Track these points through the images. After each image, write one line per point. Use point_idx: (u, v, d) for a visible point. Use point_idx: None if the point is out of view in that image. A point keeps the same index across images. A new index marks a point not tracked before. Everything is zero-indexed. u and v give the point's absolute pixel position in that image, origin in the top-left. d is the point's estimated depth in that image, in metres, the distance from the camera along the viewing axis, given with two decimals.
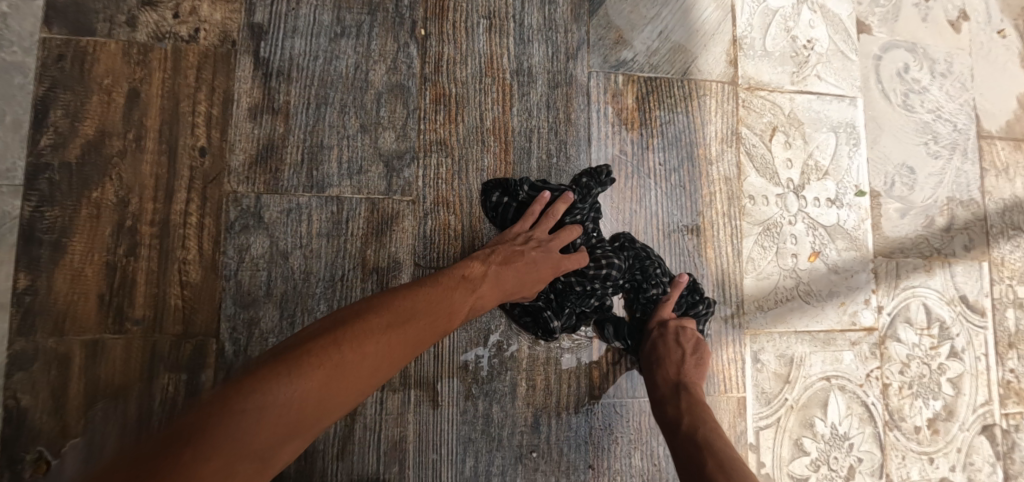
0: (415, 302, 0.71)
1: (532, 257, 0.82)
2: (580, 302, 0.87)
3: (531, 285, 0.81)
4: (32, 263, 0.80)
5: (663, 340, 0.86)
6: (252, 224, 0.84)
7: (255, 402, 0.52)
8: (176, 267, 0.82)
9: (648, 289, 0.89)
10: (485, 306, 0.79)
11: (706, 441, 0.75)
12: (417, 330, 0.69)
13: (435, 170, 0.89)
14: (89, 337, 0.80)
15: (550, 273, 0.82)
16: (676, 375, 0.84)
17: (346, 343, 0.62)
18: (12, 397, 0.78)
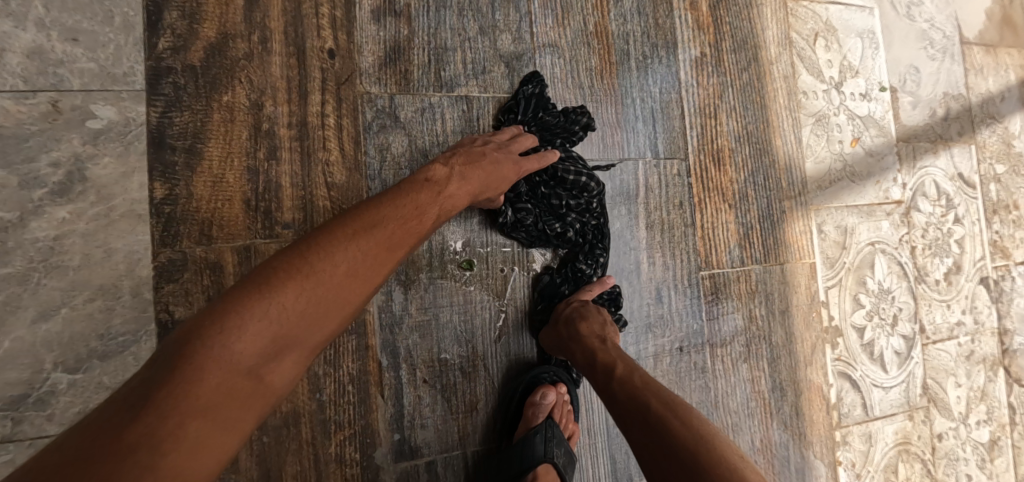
0: (382, 206, 0.63)
1: (494, 156, 0.78)
2: (541, 213, 0.87)
3: (495, 183, 0.78)
4: (167, 171, 0.76)
5: (586, 309, 0.86)
6: (389, 123, 0.85)
7: (228, 326, 0.45)
8: (320, 169, 0.82)
9: (596, 252, 0.90)
10: (457, 207, 0.74)
11: (648, 386, 0.71)
12: (392, 232, 0.62)
13: (551, 70, 0.95)
14: (240, 243, 0.78)
15: (514, 177, 0.80)
16: (601, 330, 0.82)
17: (314, 252, 0.54)
18: (165, 311, 0.75)
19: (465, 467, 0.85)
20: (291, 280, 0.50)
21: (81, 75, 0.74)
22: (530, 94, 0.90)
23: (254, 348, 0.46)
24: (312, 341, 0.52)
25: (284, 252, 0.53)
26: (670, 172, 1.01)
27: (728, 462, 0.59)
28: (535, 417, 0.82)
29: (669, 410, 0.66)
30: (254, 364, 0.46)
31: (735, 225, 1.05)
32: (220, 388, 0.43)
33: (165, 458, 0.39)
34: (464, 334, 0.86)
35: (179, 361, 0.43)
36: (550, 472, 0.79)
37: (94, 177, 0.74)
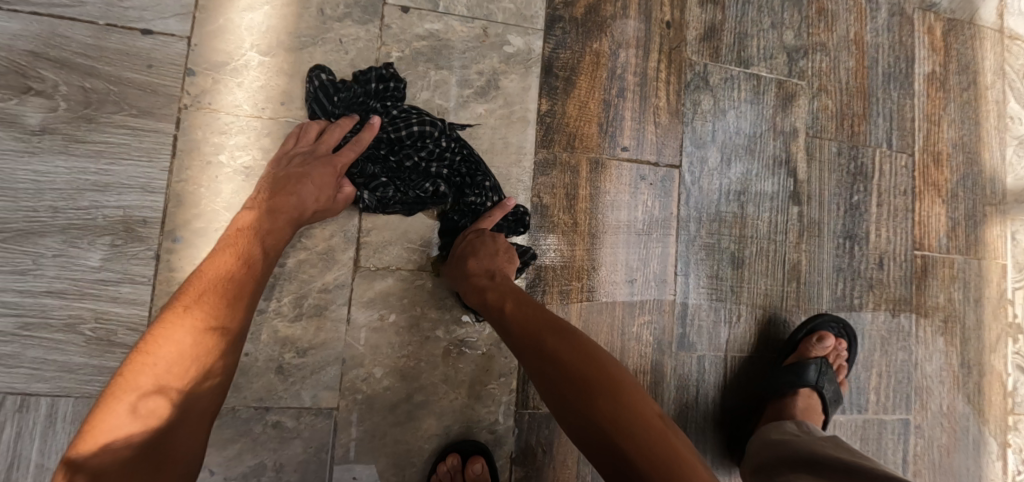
0: (201, 275, 0.73)
1: (299, 173, 0.81)
2: (408, 173, 0.90)
3: (317, 198, 0.81)
4: (551, 91, 0.99)
5: (477, 241, 0.87)
6: (702, 86, 1.08)
7: (110, 429, 0.60)
8: (652, 110, 1.04)
9: (479, 179, 0.91)
10: (284, 237, 0.80)
11: (545, 323, 0.74)
12: (224, 291, 0.72)
13: (819, 64, 1.16)
14: (592, 155, 1.00)
15: (337, 172, 0.83)
16: (488, 263, 0.84)
17: (145, 347, 0.66)
18: (537, 197, 0.97)
19: (723, 365, 1.05)
20: (141, 379, 0.63)
21: (504, 11, 0.99)
22: (321, 87, 0.88)
23: (141, 430, 0.60)
24: (196, 404, 0.65)
25: (127, 356, 0.66)
26: (898, 163, 1.20)
27: (636, 410, 0.65)
28: (814, 351, 1.02)
29: (571, 349, 0.71)
30: (147, 440, 0.60)
31: (946, 218, 1.23)
32: (120, 470, 0.57)
33: None
34: (736, 259, 1.07)
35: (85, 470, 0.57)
36: (811, 395, 1.01)
37: (503, 87, 0.97)
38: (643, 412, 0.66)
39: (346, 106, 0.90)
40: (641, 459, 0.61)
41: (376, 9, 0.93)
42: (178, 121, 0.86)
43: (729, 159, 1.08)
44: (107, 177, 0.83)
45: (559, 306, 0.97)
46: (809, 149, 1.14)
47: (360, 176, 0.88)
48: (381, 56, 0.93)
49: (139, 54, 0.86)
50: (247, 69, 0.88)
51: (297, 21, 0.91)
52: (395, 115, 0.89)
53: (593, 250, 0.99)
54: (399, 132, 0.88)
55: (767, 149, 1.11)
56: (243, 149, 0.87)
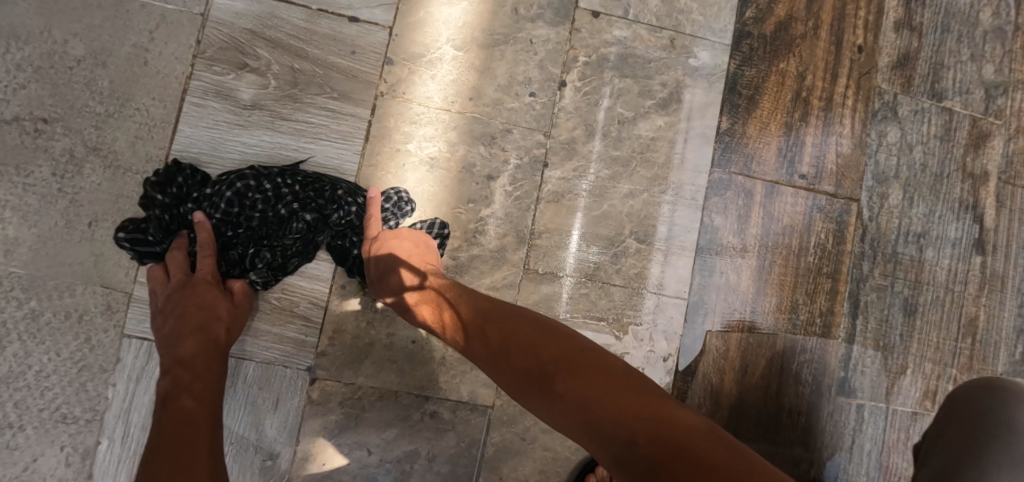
0: (167, 383, 0.69)
1: (184, 304, 0.75)
2: (272, 229, 0.82)
3: (216, 315, 0.76)
4: (733, 109, 0.96)
5: (381, 246, 0.80)
6: (890, 116, 1.01)
7: None
8: (834, 137, 0.98)
9: (327, 191, 0.83)
10: (221, 341, 0.75)
11: (496, 324, 0.69)
12: (191, 379, 0.69)
13: (1020, 103, 1.06)
14: (768, 180, 0.96)
15: (211, 280, 0.79)
16: (402, 261, 0.78)
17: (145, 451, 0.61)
18: (707, 217, 0.94)
19: (885, 419, 0.97)
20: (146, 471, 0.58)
21: (693, 23, 0.96)
22: (135, 242, 0.79)
23: None
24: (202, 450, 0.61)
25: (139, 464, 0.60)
26: None
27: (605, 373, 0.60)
28: None
29: (530, 343, 0.65)
30: None
31: None
32: None
33: None
34: (909, 306, 0.99)
35: None
36: None
37: (685, 101, 0.94)
38: (626, 383, 0.59)
39: (166, 232, 0.80)
40: (635, 432, 0.54)
41: (567, 13, 0.93)
42: (374, 107, 0.88)
43: (912, 198, 1.00)
44: (306, 156, 0.87)
45: (718, 333, 0.93)
46: (1000, 195, 1.04)
47: (230, 265, 0.82)
48: (568, 59, 0.92)
49: (344, 40, 0.89)
50: (441, 62, 0.90)
51: (492, 19, 0.91)
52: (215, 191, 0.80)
53: (760, 279, 0.94)
54: (222, 210, 0.79)
55: (954, 191, 1.02)
56: (430, 139, 0.89)
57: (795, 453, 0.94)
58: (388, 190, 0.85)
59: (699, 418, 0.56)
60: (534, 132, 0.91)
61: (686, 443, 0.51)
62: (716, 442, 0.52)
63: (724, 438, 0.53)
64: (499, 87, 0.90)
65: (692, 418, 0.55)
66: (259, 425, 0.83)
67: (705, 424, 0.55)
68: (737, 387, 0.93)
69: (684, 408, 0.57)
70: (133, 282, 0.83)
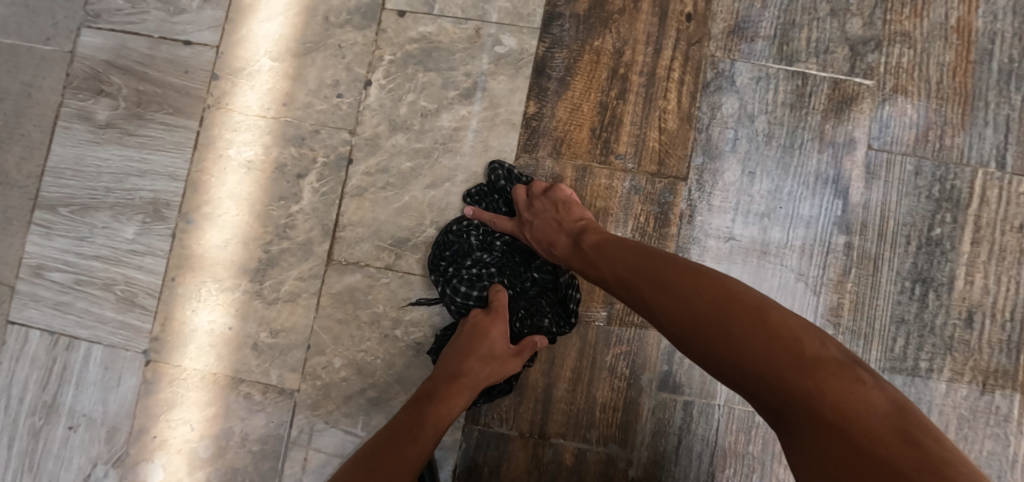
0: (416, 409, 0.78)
1: (467, 337, 0.83)
2: (506, 263, 0.90)
3: (494, 355, 0.81)
4: (541, 93, 0.94)
5: (542, 213, 0.84)
6: (726, 86, 0.93)
7: None
8: (657, 114, 0.93)
9: (445, 236, 0.90)
10: (480, 383, 0.81)
11: (642, 270, 0.67)
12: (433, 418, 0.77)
13: (898, 59, 0.93)
14: (580, 162, 0.93)
15: (500, 313, 0.84)
16: (557, 231, 0.82)
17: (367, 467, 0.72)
18: (512, 203, 0.93)
19: (718, 418, 0.89)
20: None
21: (499, 12, 0.96)
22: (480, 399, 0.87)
23: None
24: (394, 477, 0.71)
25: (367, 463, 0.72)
26: (1016, 189, 0.91)
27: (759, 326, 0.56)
28: None
29: (673, 292, 0.63)
30: None
31: None
32: None
33: None
34: None
35: None
36: None
37: (490, 89, 0.95)
38: (792, 349, 0.54)
39: None
40: (792, 404, 0.52)
41: (374, 14, 0.98)
42: (202, 119, 0.99)
43: (753, 175, 0.91)
44: (147, 165, 0.99)
45: None
46: (871, 164, 0.92)
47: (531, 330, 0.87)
48: (373, 59, 0.97)
49: (180, 62, 1.00)
50: (259, 73, 0.98)
51: (305, 29, 0.98)
52: (460, 297, 0.86)
53: None
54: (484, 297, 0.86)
55: (809, 163, 0.91)
56: (248, 144, 0.97)
57: (608, 450, 0.89)
58: (467, 199, 0.92)
59: (880, 397, 0.50)
60: (340, 130, 0.96)
61: (850, 425, 0.48)
62: (889, 429, 0.47)
63: (904, 426, 0.47)
64: (310, 91, 0.97)
65: (870, 398, 0.49)
66: (107, 400, 0.96)
67: (886, 401, 0.49)
68: (542, 378, 0.90)
69: (860, 377, 0.51)
70: (15, 278, 1.00)
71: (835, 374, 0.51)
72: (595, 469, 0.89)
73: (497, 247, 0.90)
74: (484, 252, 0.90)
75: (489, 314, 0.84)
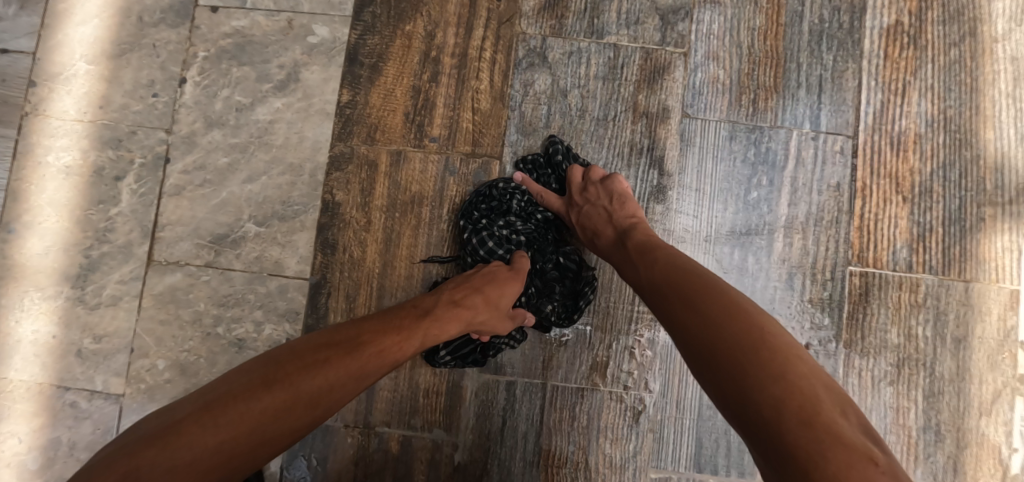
0: (383, 317, 0.70)
1: (475, 283, 0.79)
2: (538, 238, 0.88)
3: (490, 308, 0.78)
4: (353, 80, 0.93)
5: (592, 203, 0.83)
6: (538, 62, 0.93)
7: (234, 406, 0.55)
8: (470, 95, 0.92)
9: (492, 191, 0.87)
10: (455, 327, 0.76)
11: (709, 287, 0.63)
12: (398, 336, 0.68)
13: (708, 26, 0.93)
14: (394, 148, 0.92)
15: (513, 273, 0.81)
16: (610, 233, 0.81)
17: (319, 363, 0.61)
18: (329, 193, 0.92)
19: (542, 397, 0.88)
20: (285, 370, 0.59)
21: (310, 2, 0.95)
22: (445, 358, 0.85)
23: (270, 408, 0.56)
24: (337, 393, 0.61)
25: (310, 350, 0.62)
26: (830, 148, 0.91)
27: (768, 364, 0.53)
28: None
29: (724, 312, 0.59)
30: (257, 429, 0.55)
31: (908, 223, 0.90)
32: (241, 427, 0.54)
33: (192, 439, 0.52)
34: None
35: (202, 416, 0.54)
36: None
37: (304, 80, 0.94)
38: (804, 400, 0.50)
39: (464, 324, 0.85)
40: (778, 448, 0.49)
41: (187, 12, 0.97)
42: (19, 127, 0.96)
43: (567, 150, 0.91)
44: None
45: (343, 312, 0.90)
46: (685, 132, 0.91)
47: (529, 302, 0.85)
48: (187, 56, 0.96)
49: None
50: (75, 77, 0.97)
51: (119, 30, 0.97)
52: (482, 251, 0.84)
53: (387, 251, 0.91)
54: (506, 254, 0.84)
55: (623, 134, 0.91)
56: (67, 149, 0.96)
57: (433, 435, 0.89)
58: (520, 165, 0.90)
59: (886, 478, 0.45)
60: (157, 130, 0.95)
61: None
62: None
63: None
64: (126, 92, 0.96)
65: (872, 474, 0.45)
66: None
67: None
68: None
69: (875, 456, 0.46)
70: None
71: (839, 441, 0.47)
72: (421, 456, 0.89)
73: (537, 219, 0.88)
74: (515, 216, 0.87)
75: (514, 270, 0.82)
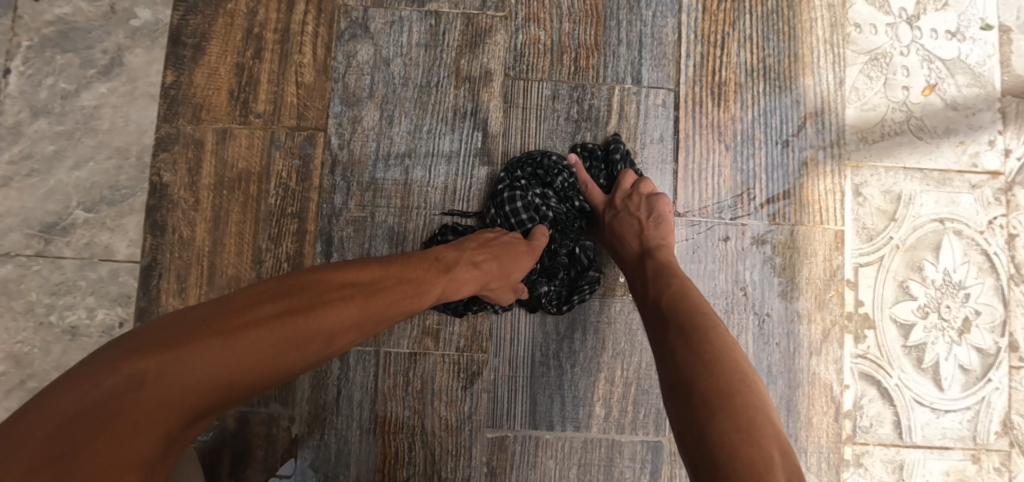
0: (389, 266, 0.66)
1: (492, 249, 0.79)
2: (564, 221, 0.88)
3: (502, 276, 0.78)
4: (177, 61, 0.93)
5: (632, 208, 0.84)
6: (360, 34, 0.93)
7: (214, 345, 0.49)
8: (294, 69, 0.92)
9: (542, 159, 0.87)
10: (462, 290, 0.74)
11: (701, 321, 0.66)
12: (398, 291, 0.64)
13: None
14: (220, 126, 0.92)
15: (531, 252, 0.82)
16: (636, 247, 0.81)
17: (307, 305, 0.55)
18: (157, 174, 0.92)
19: (375, 365, 0.89)
20: (274, 308, 0.54)
21: None
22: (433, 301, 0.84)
23: (247, 358, 0.50)
24: (322, 348, 0.56)
25: (307, 294, 0.56)
26: (653, 102, 0.92)
27: (744, 416, 0.57)
28: None
29: (705, 349, 0.63)
30: (225, 375, 0.50)
31: (732, 171, 0.91)
32: (215, 369, 0.49)
33: (157, 374, 0.47)
34: (395, 236, 0.90)
35: (171, 347, 0.48)
36: None
37: (128, 63, 0.93)
38: (763, 459, 0.54)
39: None
40: None
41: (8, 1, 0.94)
42: None
43: (392, 118, 0.91)
44: None
45: (175, 292, 0.91)
46: (508, 94, 0.91)
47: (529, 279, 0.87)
48: (11, 47, 0.93)
49: None
50: None
51: None
52: (509, 209, 0.85)
53: (216, 230, 0.91)
54: (525, 219, 0.85)
55: (446, 100, 0.91)
56: None
57: (270, 410, 0.89)
58: (577, 149, 0.90)
59: None
60: None
61: None
62: None
63: None
64: None
65: None
66: None
67: None
68: None
69: None
70: None
71: None
72: (259, 431, 0.89)
73: (572, 205, 0.88)
74: (552, 194, 0.87)
75: (531, 246, 0.82)
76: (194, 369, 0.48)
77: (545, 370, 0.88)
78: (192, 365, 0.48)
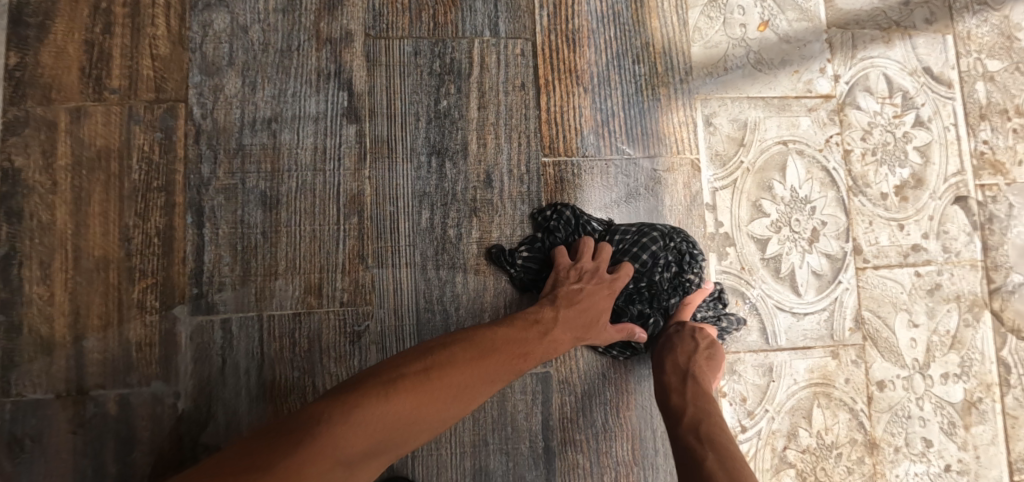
0: (497, 330, 0.77)
1: (586, 293, 0.84)
2: (658, 292, 0.91)
3: (588, 322, 0.83)
4: (20, 43, 0.90)
5: (687, 336, 0.88)
6: (215, 3, 0.93)
7: (359, 414, 0.61)
8: (147, 42, 0.91)
9: (694, 252, 0.91)
10: (559, 348, 0.80)
11: (720, 443, 0.73)
12: (505, 354, 0.74)
13: None
14: (73, 104, 0.90)
15: (610, 293, 0.86)
16: (684, 364, 0.85)
17: (435, 373, 0.68)
18: (7, 160, 0.89)
19: (259, 330, 0.88)
20: (411, 381, 0.66)
21: None
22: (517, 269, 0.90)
23: (384, 426, 0.62)
24: (447, 410, 0.68)
25: (436, 366, 0.69)
26: (511, 52, 0.96)
27: None
28: None
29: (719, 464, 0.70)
30: (369, 445, 0.60)
31: (592, 111, 0.97)
32: (366, 430, 0.60)
33: (322, 429, 0.58)
34: (268, 200, 0.90)
35: (338, 409, 0.61)
36: None
37: None
38: None
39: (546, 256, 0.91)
40: None
41: None
42: None
43: (254, 84, 0.91)
44: None
45: (39, 280, 0.88)
46: (370, 53, 0.93)
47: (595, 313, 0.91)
48: None
49: None
50: None
51: None
52: (645, 241, 0.90)
53: (79, 212, 0.89)
54: (643, 259, 0.90)
55: (309, 63, 0.92)
56: None
57: (153, 388, 0.87)
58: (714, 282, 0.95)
59: None
60: None
61: None
62: None
63: None
64: None
65: None
66: None
67: None
68: (70, 332, 0.88)
69: None
70: None
71: None
72: (142, 411, 0.87)
73: (670, 293, 0.92)
74: (675, 269, 0.91)
75: (613, 290, 0.86)
76: (350, 429, 0.59)
77: (430, 315, 0.90)
78: (351, 426, 0.60)
